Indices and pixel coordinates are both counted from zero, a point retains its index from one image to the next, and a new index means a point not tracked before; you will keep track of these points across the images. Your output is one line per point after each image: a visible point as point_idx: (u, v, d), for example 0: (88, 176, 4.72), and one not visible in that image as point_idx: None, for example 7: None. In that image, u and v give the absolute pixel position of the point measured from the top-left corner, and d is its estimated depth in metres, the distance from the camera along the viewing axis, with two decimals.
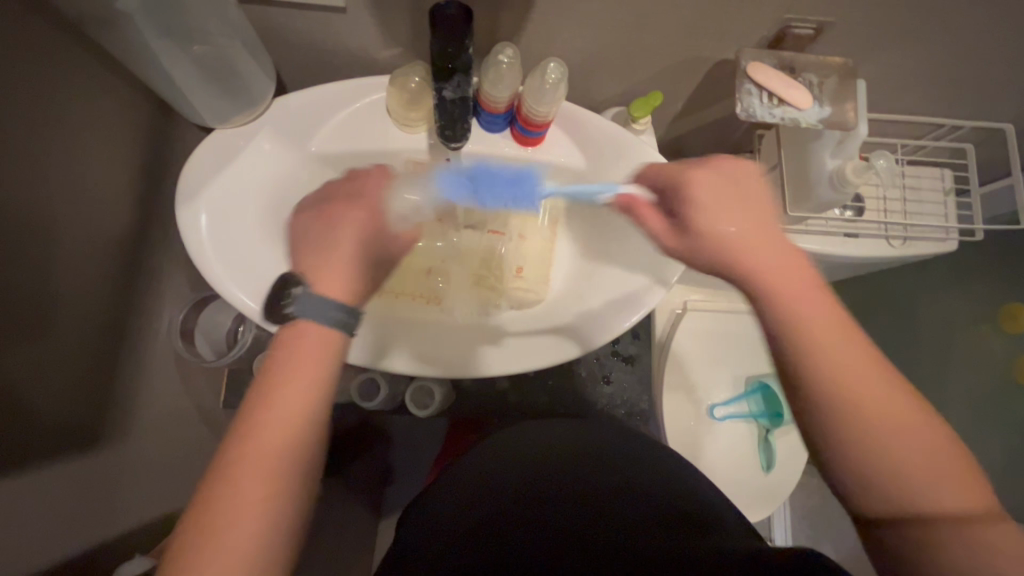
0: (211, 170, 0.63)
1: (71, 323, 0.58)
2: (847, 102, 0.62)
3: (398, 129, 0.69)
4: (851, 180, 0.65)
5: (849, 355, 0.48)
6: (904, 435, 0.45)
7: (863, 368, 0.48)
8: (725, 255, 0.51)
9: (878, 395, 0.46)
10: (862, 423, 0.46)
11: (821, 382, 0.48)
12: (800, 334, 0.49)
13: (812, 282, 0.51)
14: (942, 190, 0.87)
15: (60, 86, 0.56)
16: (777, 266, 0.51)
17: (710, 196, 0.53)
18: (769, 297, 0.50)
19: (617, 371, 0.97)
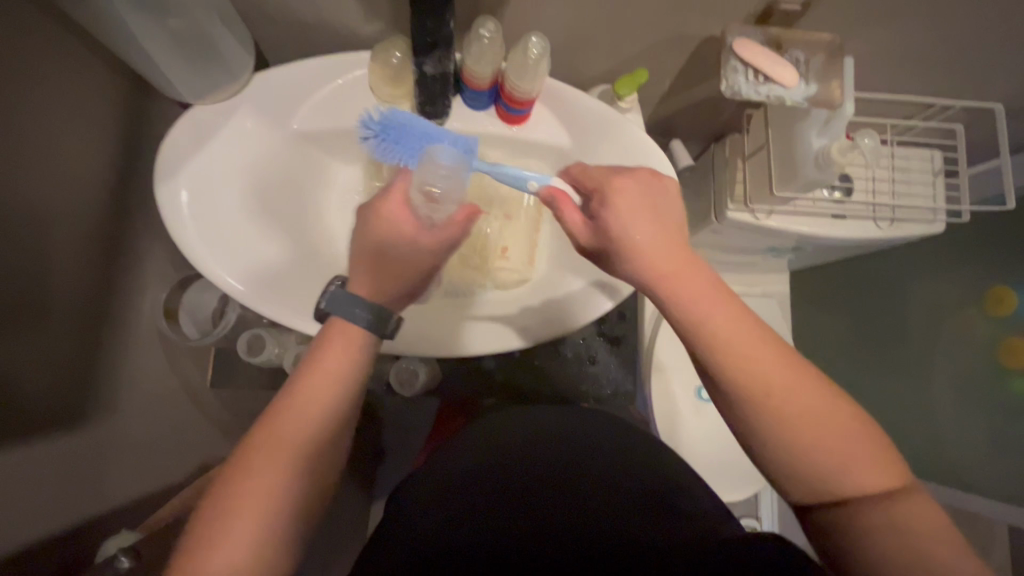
0: (191, 147, 0.62)
1: (51, 303, 0.58)
2: (834, 80, 0.62)
3: (380, 107, 0.68)
4: (837, 160, 0.65)
5: (742, 344, 0.48)
6: (823, 424, 0.46)
7: (766, 357, 0.48)
8: (634, 239, 0.51)
9: (784, 392, 0.47)
10: (782, 426, 0.46)
11: (737, 393, 0.48)
12: (711, 341, 0.49)
13: (706, 280, 0.51)
14: (930, 172, 0.86)
15: (31, 60, 0.55)
16: (681, 271, 0.51)
17: (632, 189, 0.53)
18: (682, 307, 0.50)
19: (602, 353, 0.96)
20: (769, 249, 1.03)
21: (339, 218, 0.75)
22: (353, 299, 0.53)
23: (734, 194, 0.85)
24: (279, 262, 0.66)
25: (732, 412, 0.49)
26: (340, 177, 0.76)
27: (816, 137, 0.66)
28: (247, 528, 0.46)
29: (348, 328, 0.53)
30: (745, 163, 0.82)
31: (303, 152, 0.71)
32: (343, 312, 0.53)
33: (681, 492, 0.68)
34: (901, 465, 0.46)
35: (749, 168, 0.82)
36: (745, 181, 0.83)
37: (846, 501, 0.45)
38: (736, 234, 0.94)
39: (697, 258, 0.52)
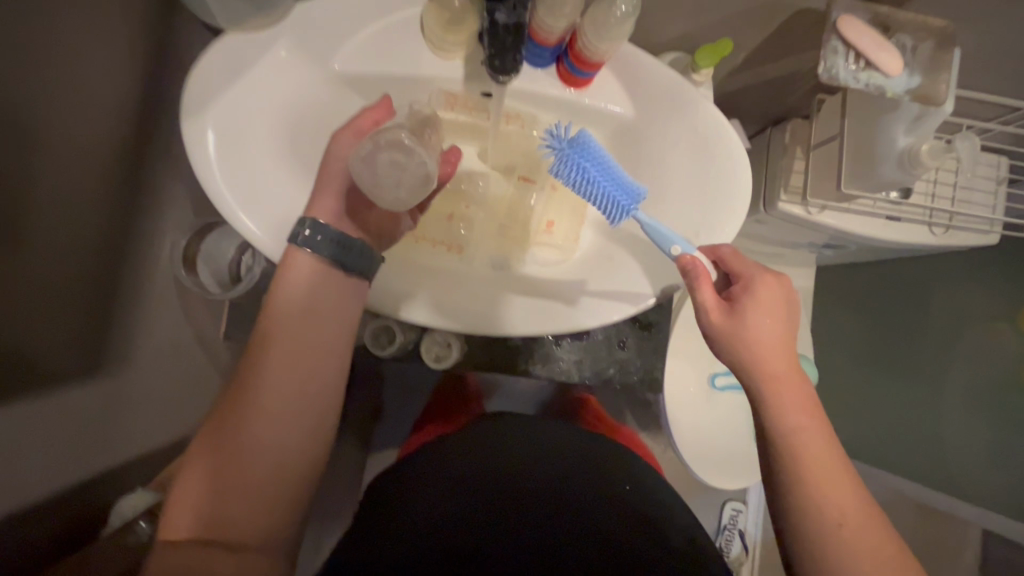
0: (221, 81, 0.56)
1: (63, 242, 0.52)
2: (943, 74, 0.55)
3: (432, 53, 0.61)
4: (925, 162, 0.60)
5: (826, 449, 0.54)
6: (881, 550, 0.51)
7: (845, 468, 0.53)
8: (761, 332, 0.55)
9: (851, 504, 0.52)
10: (845, 557, 0.51)
11: (808, 481, 0.53)
12: (800, 450, 0.54)
13: (812, 406, 0.55)
14: (994, 180, 0.82)
15: None
16: (788, 371, 0.56)
17: (767, 301, 0.56)
18: (782, 410, 0.55)
19: (632, 339, 0.89)
20: (807, 243, 0.99)
21: None
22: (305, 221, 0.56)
23: (791, 184, 0.81)
24: None
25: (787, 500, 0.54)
26: None
27: (901, 134, 0.61)
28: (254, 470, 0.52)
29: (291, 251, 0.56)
30: (809, 152, 0.78)
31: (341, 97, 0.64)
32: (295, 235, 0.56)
33: (661, 504, 0.71)
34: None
35: (812, 158, 0.78)
36: (806, 173, 0.79)
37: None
38: (780, 226, 0.90)
39: (806, 383, 0.56)
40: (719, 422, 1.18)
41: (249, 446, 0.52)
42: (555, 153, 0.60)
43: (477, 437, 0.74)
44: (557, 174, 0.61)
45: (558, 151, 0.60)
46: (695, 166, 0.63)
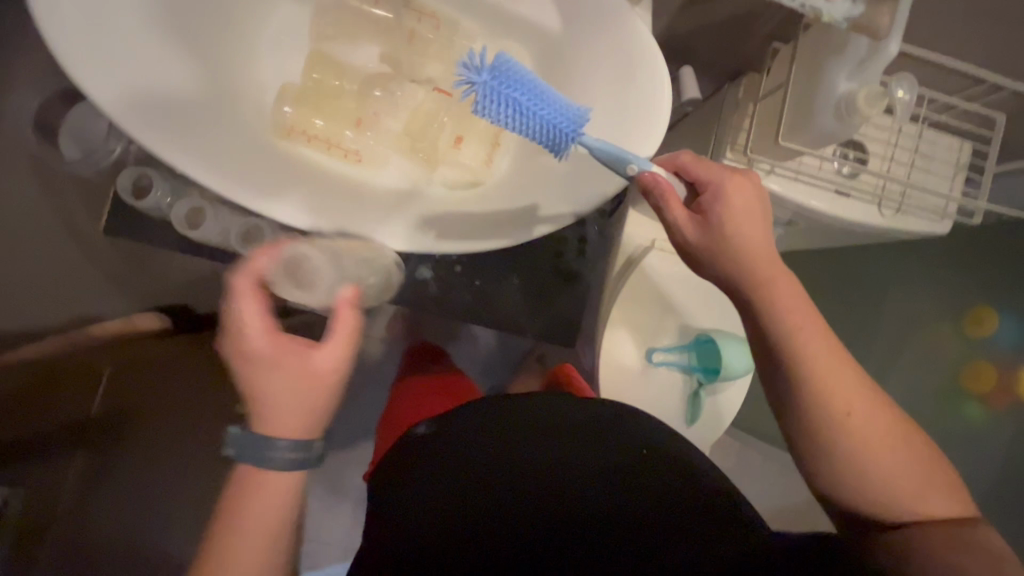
0: None
1: None
2: (888, 4, 0.49)
3: None
4: (862, 110, 0.55)
5: (813, 343, 0.51)
6: (876, 427, 0.49)
7: (832, 358, 0.51)
8: (752, 240, 0.53)
9: (849, 392, 0.50)
10: (855, 448, 0.48)
11: (806, 384, 0.50)
12: (798, 356, 0.51)
13: (803, 300, 0.53)
14: (953, 164, 0.77)
15: None
16: (776, 276, 0.53)
17: (745, 205, 0.53)
18: (774, 313, 0.52)
19: (554, 288, 0.81)
20: None
21: (269, 62, 0.63)
22: (267, 442, 0.46)
23: (736, 141, 0.74)
24: (178, 92, 0.54)
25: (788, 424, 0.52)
26: (282, 15, 0.63)
27: (843, 80, 0.56)
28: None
29: (261, 474, 0.46)
30: (755, 105, 0.72)
31: None
32: (259, 456, 0.46)
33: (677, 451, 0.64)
34: (949, 482, 0.48)
35: (758, 113, 0.72)
36: (751, 129, 0.72)
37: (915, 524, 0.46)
38: None
39: (792, 276, 0.54)
40: (653, 400, 1.13)
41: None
42: (478, 90, 0.48)
43: (443, 440, 0.66)
44: (494, 120, 0.50)
45: (481, 87, 0.48)
46: (616, 89, 0.57)
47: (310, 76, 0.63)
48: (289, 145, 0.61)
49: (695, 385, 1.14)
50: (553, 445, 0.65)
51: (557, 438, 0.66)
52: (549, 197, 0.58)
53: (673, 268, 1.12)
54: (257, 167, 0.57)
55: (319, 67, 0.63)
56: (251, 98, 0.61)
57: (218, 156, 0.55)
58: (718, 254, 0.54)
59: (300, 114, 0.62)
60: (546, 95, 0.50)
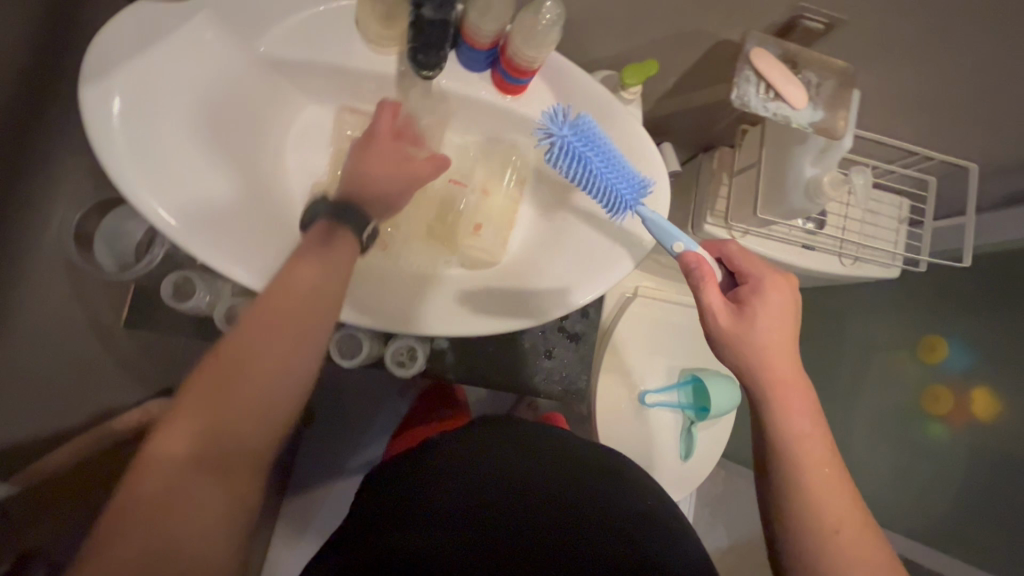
0: (127, 45, 0.52)
1: None
2: (841, 110, 0.59)
3: (366, 48, 0.61)
4: (827, 191, 0.65)
5: (816, 446, 0.54)
6: (858, 554, 0.50)
7: (828, 467, 0.53)
8: (769, 331, 0.56)
9: (844, 505, 0.51)
10: (837, 557, 0.49)
11: (802, 475, 0.52)
12: (806, 469, 0.52)
13: (815, 428, 0.55)
14: (897, 219, 0.89)
15: None
16: (791, 368, 0.56)
17: (776, 300, 0.57)
18: (778, 403, 0.55)
19: (560, 347, 0.86)
20: None
21: (297, 160, 0.68)
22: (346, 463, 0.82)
23: (716, 208, 0.83)
24: (222, 198, 0.58)
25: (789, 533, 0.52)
26: (303, 117, 0.68)
27: (809, 165, 0.66)
28: (242, 395, 0.44)
29: None
30: (732, 179, 0.81)
31: (266, 81, 0.63)
32: None
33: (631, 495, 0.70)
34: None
35: (735, 186, 0.81)
36: (728, 198, 0.82)
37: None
38: None
39: (809, 387, 0.56)
40: (649, 438, 1.19)
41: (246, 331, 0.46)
42: (558, 141, 0.57)
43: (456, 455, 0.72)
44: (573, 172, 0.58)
45: (561, 140, 0.57)
46: None
47: (336, 172, 0.68)
48: None
49: (686, 421, 1.21)
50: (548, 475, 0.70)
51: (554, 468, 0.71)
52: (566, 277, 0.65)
53: (657, 312, 1.21)
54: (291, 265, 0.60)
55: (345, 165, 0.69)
56: (282, 199, 0.65)
57: (256, 259, 0.58)
58: (728, 330, 0.56)
59: None
60: (620, 165, 0.59)
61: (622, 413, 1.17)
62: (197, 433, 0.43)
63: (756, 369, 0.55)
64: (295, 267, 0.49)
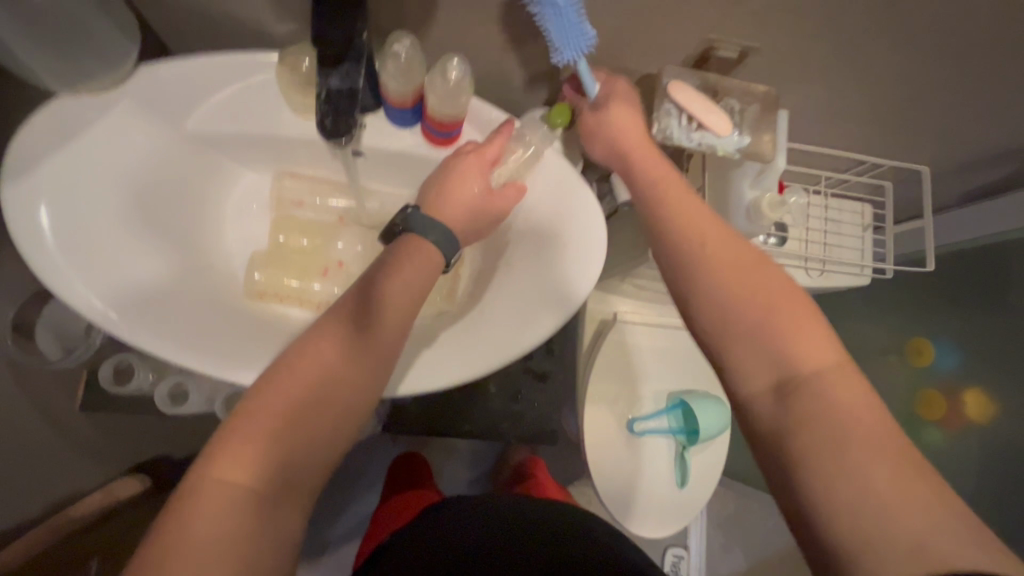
0: (45, 142, 0.53)
1: None
2: (766, 133, 0.59)
3: (292, 116, 0.62)
4: (766, 212, 0.64)
5: (705, 229, 0.52)
6: (801, 347, 0.44)
7: (722, 242, 0.51)
8: (618, 132, 0.57)
9: (750, 292, 0.48)
10: (736, 342, 0.47)
11: (680, 253, 0.52)
12: (709, 267, 0.50)
13: (720, 225, 0.52)
14: (861, 225, 0.87)
15: None
16: (651, 155, 0.57)
17: (624, 112, 0.57)
18: (648, 191, 0.55)
19: (528, 389, 0.84)
20: None
21: (236, 229, 0.68)
22: None
23: None
24: (156, 279, 0.58)
25: (721, 355, 0.48)
26: (239, 185, 0.69)
27: (748, 189, 0.65)
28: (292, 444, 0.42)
29: None
30: None
31: (198, 157, 0.63)
32: None
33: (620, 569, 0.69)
34: (911, 461, 0.39)
35: None
36: None
37: (889, 510, 0.37)
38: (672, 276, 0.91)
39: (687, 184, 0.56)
40: (641, 467, 1.17)
41: (277, 379, 0.44)
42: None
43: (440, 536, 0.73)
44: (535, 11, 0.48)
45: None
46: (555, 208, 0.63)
47: (277, 238, 0.69)
48: (263, 305, 0.65)
49: (679, 447, 1.18)
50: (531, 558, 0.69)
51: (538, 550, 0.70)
52: (518, 319, 0.61)
53: (638, 337, 1.19)
54: (231, 337, 0.59)
55: (286, 230, 0.69)
56: (223, 271, 0.65)
57: (194, 335, 0.57)
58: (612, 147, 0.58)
59: (269, 277, 0.67)
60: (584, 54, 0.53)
61: (614, 443, 1.15)
62: (248, 469, 0.40)
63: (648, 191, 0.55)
64: (320, 339, 0.46)
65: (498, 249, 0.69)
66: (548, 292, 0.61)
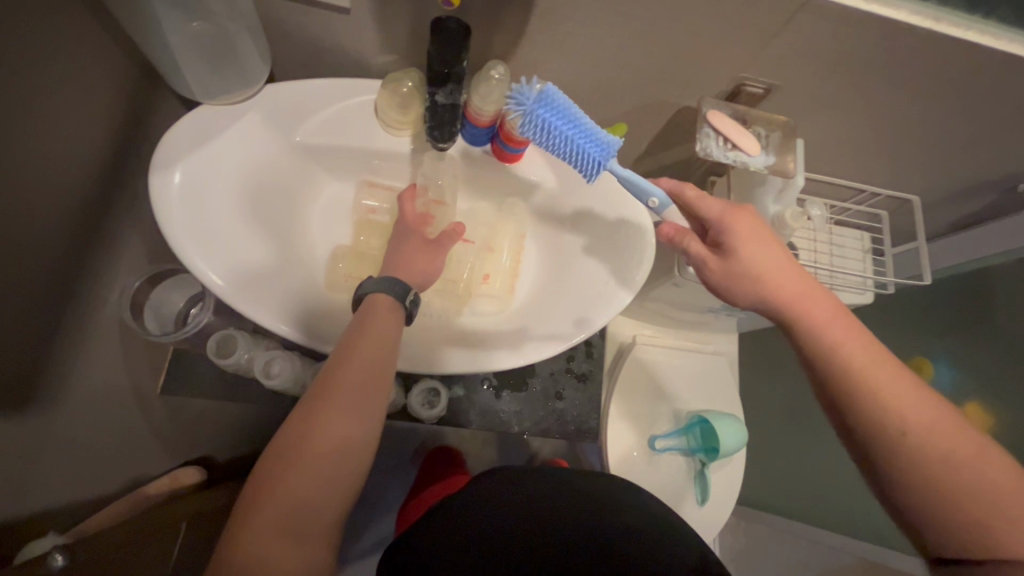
0: (189, 138, 0.62)
1: (19, 295, 0.52)
2: (789, 154, 0.70)
3: (385, 132, 0.72)
4: (789, 224, 0.73)
5: (849, 353, 0.53)
6: (955, 443, 0.48)
7: (864, 358, 0.52)
8: (758, 267, 0.57)
9: (910, 402, 0.50)
10: (918, 453, 0.48)
11: (847, 373, 0.52)
12: (872, 384, 0.51)
13: (857, 329, 0.54)
14: (862, 249, 0.97)
15: (66, 57, 0.53)
16: (778, 279, 0.56)
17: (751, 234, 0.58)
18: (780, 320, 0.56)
19: (569, 389, 0.90)
20: (724, 308, 1.09)
21: (322, 231, 0.77)
22: None
23: None
24: (263, 262, 0.66)
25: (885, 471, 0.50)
26: (327, 191, 0.78)
27: (771, 204, 0.76)
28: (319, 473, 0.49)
29: None
30: None
31: (299, 163, 0.73)
32: None
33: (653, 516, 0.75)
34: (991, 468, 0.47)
35: None
36: None
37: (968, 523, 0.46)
38: (696, 292, 1.00)
39: (809, 279, 0.57)
40: (662, 484, 1.20)
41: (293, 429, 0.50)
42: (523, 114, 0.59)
43: (487, 492, 0.76)
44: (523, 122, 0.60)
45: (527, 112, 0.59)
46: (610, 228, 0.74)
47: (358, 238, 0.77)
48: (346, 293, 0.73)
49: (698, 464, 1.22)
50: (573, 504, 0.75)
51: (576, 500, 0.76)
52: (585, 304, 0.72)
53: (658, 357, 1.26)
54: (324, 317, 0.67)
55: (366, 231, 0.78)
56: (311, 263, 0.73)
57: (294, 312, 0.65)
58: (746, 271, 0.57)
59: (352, 270, 0.75)
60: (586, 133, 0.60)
61: (636, 459, 1.20)
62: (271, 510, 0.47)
63: (808, 329, 0.55)
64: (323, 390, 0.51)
65: (558, 250, 0.79)
66: (620, 282, 0.72)
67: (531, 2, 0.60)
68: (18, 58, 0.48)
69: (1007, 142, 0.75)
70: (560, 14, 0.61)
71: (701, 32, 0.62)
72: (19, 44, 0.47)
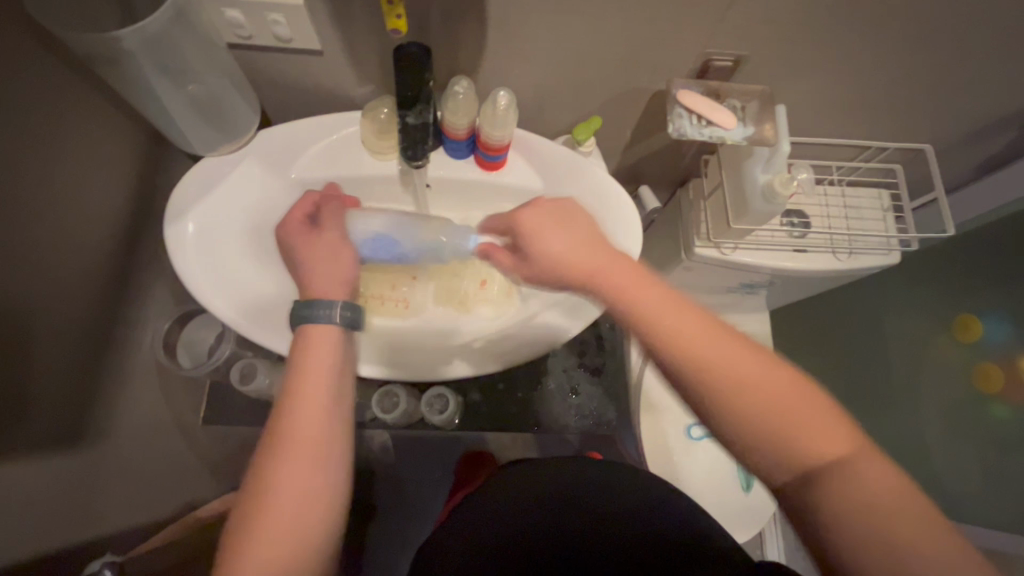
0: (196, 189, 0.69)
1: (61, 344, 0.59)
2: (766, 123, 0.71)
3: (371, 157, 0.75)
4: (779, 192, 0.72)
5: (652, 304, 0.50)
6: (759, 375, 0.46)
7: (667, 309, 0.50)
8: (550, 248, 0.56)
9: (708, 348, 0.48)
10: (726, 389, 0.46)
11: (654, 334, 0.49)
12: (675, 339, 0.48)
13: (649, 280, 0.52)
14: (881, 209, 0.91)
15: (82, 133, 0.60)
16: (604, 266, 0.54)
17: (553, 236, 0.56)
18: (615, 301, 0.52)
19: (584, 383, 0.91)
20: (743, 288, 1.05)
21: None
22: None
23: (701, 232, 0.91)
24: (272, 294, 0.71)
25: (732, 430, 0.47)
26: None
27: (760, 173, 0.75)
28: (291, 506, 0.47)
29: None
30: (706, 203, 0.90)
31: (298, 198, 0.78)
32: None
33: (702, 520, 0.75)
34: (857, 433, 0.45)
35: (710, 208, 0.90)
36: (707, 220, 0.90)
37: (816, 476, 0.44)
38: (708, 273, 0.98)
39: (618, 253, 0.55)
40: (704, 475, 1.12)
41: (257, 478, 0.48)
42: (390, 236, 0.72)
43: (544, 467, 0.80)
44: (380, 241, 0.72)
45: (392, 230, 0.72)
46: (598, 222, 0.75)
47: None
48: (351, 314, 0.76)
49: None
50: (620, 493, 0.77)
51: (624, 492, 0.77)
52: (574, 304, 0.73)
53: None
54: None
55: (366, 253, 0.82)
56: None
57: None
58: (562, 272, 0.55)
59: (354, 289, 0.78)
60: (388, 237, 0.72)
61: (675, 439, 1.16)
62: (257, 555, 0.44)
63: (631, 313, 0.51)
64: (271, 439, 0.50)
65: None
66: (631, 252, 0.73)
67: (484, 16, 0.62)
68: (40, 142, 0.55)
69: (1014, 75, 0.71)
70: (513, 24, 0.64)
71: (652, 17, 0.62)
72: (38, 130, 0.55)
